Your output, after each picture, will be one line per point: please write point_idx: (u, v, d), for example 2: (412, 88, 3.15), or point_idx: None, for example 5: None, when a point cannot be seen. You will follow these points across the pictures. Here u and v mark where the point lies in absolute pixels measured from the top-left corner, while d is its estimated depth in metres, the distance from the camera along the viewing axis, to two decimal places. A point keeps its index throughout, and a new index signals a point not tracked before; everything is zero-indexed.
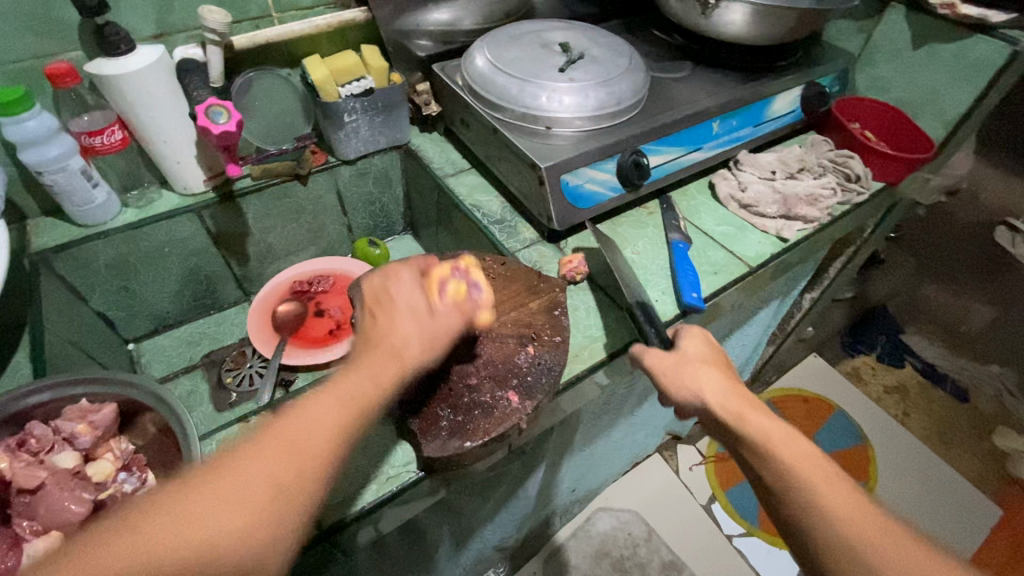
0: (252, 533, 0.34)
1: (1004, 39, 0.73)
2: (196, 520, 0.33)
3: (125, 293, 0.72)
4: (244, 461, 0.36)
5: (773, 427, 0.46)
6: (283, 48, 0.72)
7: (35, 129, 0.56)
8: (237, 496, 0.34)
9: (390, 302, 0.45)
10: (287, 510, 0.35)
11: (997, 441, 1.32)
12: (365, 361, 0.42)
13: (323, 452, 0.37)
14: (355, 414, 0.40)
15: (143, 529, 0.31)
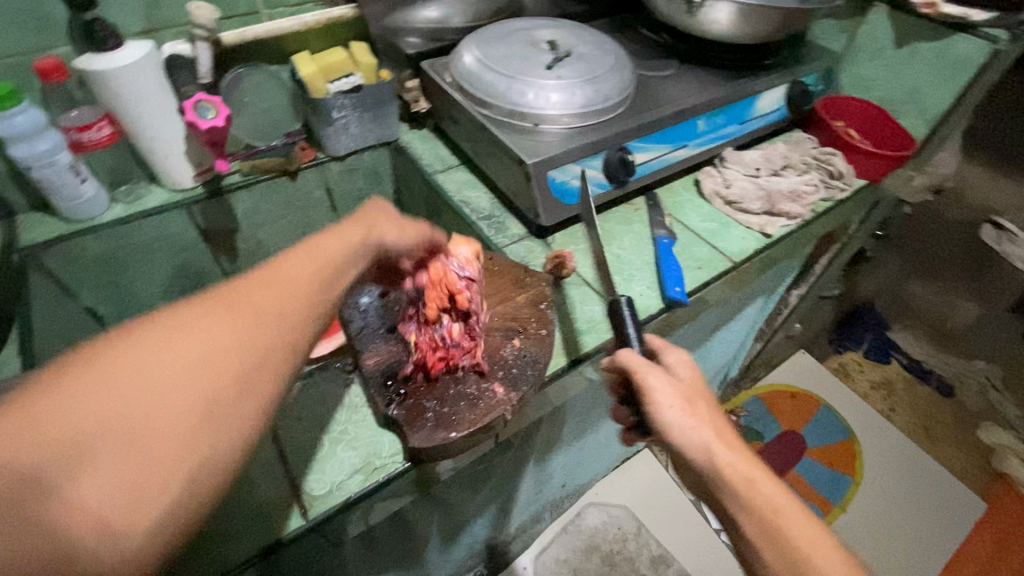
0: (241, 352, 0.32)
1: (986, 38, 0.74)
2: (180, 345, 0.30)
3: (114, 288, 0.72)
4: (220, 295, 0.34)
5: (780, 496, 0.42)
6: (273, 45, 0.73)
7: (23, 124, 0.57)
8: (219, 318, 0.32)
9: (365, 207, 0.50)
10: (273, 329, 0.34)
11: (982, 436, 1.35)
12: (334, 231, 0.44)
13: (303, 291, 0.37)
14: (328, 268, 0.40)
15: (121, 353, 0.28)
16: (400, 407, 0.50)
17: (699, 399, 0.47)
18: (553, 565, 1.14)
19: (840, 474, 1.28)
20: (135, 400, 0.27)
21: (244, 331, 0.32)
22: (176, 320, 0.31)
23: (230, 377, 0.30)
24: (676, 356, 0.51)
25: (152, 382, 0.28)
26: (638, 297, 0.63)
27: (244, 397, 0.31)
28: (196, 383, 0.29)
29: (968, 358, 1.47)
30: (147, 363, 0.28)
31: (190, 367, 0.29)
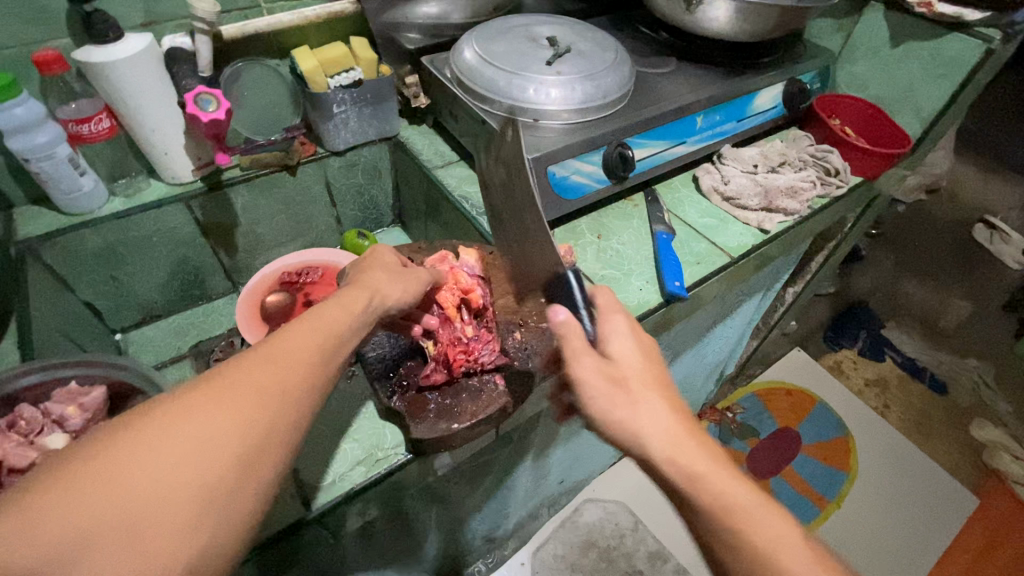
0: (239, 440, 0.33)
1: (979, 36, 0.75)
2: (173, 441, 0.31)
3: (113, 282, 0.71)
4: (224, 374, 0.35)
5: (734, 486, 0.39)
6: (273, 39, 0.73)
7: (22, 116, 0.56)
8: (221, 402, 0.33)
9: (368, 264, 0.50)
10: (275, 411, 0.35)
11: (975, 433, 1.36)
12: (340, 295, 0.44)
13: (306, 365, 0.38)
14: (332, 337, 0.40)
15: (117, 452, 0.30)
16: (401, 399, 0.51)
17: (647, 385, 0.43)
18: (551, 561, 1.14)
19: (835, 470, 1.28)
20: (134, 498, 0.29)
21: (244, 416, 0.33)
22: (179, 406, 0.32)
23: (227, 467, 0.32)
24: (619, 324, 0.46)
25: (151, 477, 0.30)
26: (637, 291, 0.64)
27: (240, 487, 0.32)
28: (192, 476, 0.31)
29: (961, 356, 1.49)
30: (146, 457, 0.30)
31: (187, 460, 0.31)
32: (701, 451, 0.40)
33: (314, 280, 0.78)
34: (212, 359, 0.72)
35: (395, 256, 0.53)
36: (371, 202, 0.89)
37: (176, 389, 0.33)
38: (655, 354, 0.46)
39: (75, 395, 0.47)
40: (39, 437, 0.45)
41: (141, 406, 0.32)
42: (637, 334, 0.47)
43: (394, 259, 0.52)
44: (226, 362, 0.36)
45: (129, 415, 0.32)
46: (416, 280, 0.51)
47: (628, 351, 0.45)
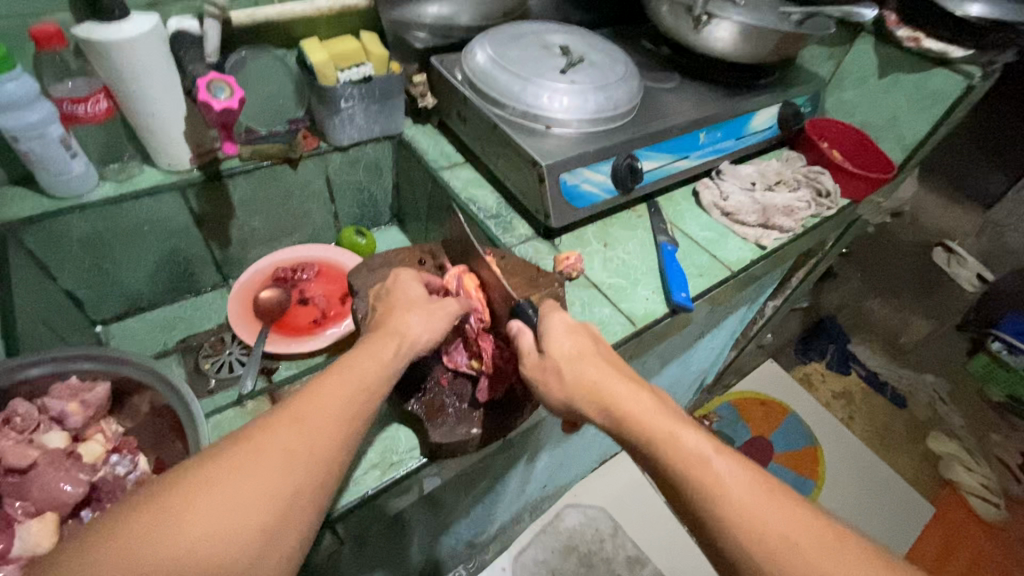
0: (267, 506, 0.34)
1: (962, 73, 0.80)
2: (199, 508, 0.33)
3: (97, 271, 0.68)
4: (255, 439, 0.36)
5: (633, 404, 0.44)
6: (280, 28, 0.71)
7: (15, 92, 0.53)
8: (252, 467, 0.35)
9: (394, 305, 0.50)
10: (304, 478, 0.36)
11: (930, 445, 1.42)
12: (369, 344, 0.45)
13: (335, 424, 0.39)
14: (360, 391, 0.41)
15: (149, 520, 0.32)
16: (421, 402, 0.53)
17: (578, 359, 0.47)
18: (532, 566, 1.15)
19: (803, 478, 1.33)
20: (170, 561, 0.31)
21: (271, 482, 0.35)
22: (215, 473, 0.34)
23: (255, 532, 0.34)
24: (557, 319, 0.50)
25: (183, 549, 0.32)
26: (644, 301, 0.65)
27: (270, 548, 0.34)
28: (221, 546, 0.33)
29: (919, 372, 1.56)
30: (184, 523, 0.32)
31: (220, 526, 0.33)
32: None
33: (309, 277, 0.75)
34: (202, 355, 0.69)
35: (416, 288, 0.52)
36: (370, 199, 0.87)
37: (214, 449, 0.36)
38: (592, 342, 0.49)
39: (77, 391, 0.50)
40: (36, 434, 0.49)
41: (180, 469, 0.35)
42: (572, 323, 0.50)
43: (419, 292, 0.52)
44: (257, 422, 0.38)
45: (170, 474, 0.35)
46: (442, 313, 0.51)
47: (560, 337, 0.48)
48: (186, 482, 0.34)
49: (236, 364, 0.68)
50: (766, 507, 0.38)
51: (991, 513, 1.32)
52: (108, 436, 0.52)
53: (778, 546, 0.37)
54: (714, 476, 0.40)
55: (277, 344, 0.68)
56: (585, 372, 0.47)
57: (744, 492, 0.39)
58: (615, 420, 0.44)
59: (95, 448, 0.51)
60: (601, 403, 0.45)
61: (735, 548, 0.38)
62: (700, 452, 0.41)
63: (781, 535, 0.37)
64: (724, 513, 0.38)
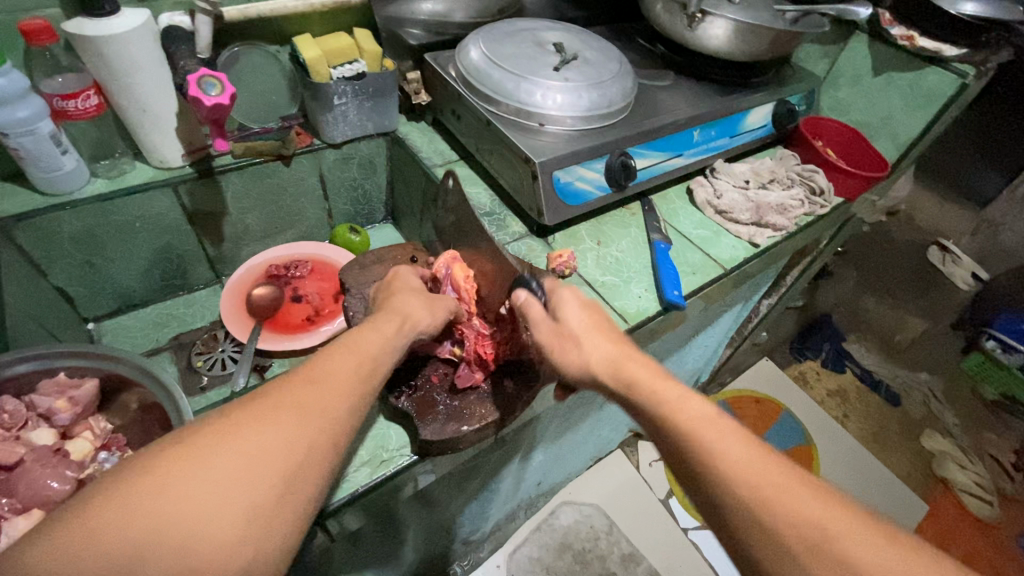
0: (282, 461, 0.33)
1: (954, 72, 0.80)
2: (212, 460, 0.32)
3: (88, 268, 0.68)
4: (266, 399, 0.36)
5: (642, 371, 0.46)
6: (272, 24, 0.71)
7: (4, 87, 0.52)
8: (265, 423, 0.34)
9: (396, 289, 0.51)
10: (317, 434, 0.35)
11: (925, 442, 1.43)
12: (374, 322, 0.45)
13: (346, 388, 0.38)
14: (368, 360, 0.41)
15: (158, 472, 0.31)
16: (410, 399, 0.53)
17: (590, 330, 0.49)
18: (526, 563, 1.15)
19: None
20: (182, 513, 0.30)
21: (285, 438, 0.34)
22: (227, 429, 0.33)
23: (270, 484, 0.32)
24: (567, 294, 0.52)
25: (196, 499, 0.30)
26: (637, 299, 0.65)
27: (283, 506, 0.33)
28: (236, 497, 0.31)
29: (915, 370, 1.56)
30: (195, 475, 0.31)
31: (235, 476, 0.32)
32: None
33: (302, 274, 0.75)
34: (194, 352, 0.69)
35: (418, 279, 0.54)
36: (364, 196, 0.87)
37: (224, 410, 0.35)
38: (602, 314, 0.51)
39: (65, 387, 0.50)
40: (23, 431, 0.49)
41: (189, 427, 0.33)
42: (584, 299, 0.52)
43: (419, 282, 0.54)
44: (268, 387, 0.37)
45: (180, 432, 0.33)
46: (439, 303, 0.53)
47: (572, 309, 0.50)
48: (196, 438, 0.33)
49: (228, 361, 0.67)
50: (763, 467, 0.38)
51: (985, 513, 1.31)
52: (96, 433, 0.52)
53: (774, 501, 0.36)
54: (712, 438, 0.39)
55: (269, 341, 0.68)
56: (599, 345, 0.48)
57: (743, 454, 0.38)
58: (626, 386, 0.45)
59: (84, 445, 0.51)
60: (613, 362, 0.47)
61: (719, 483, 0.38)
62: (706, 412, 0.41)
63: (764, 473, 0.38)
64: (722, 469, 0.38)
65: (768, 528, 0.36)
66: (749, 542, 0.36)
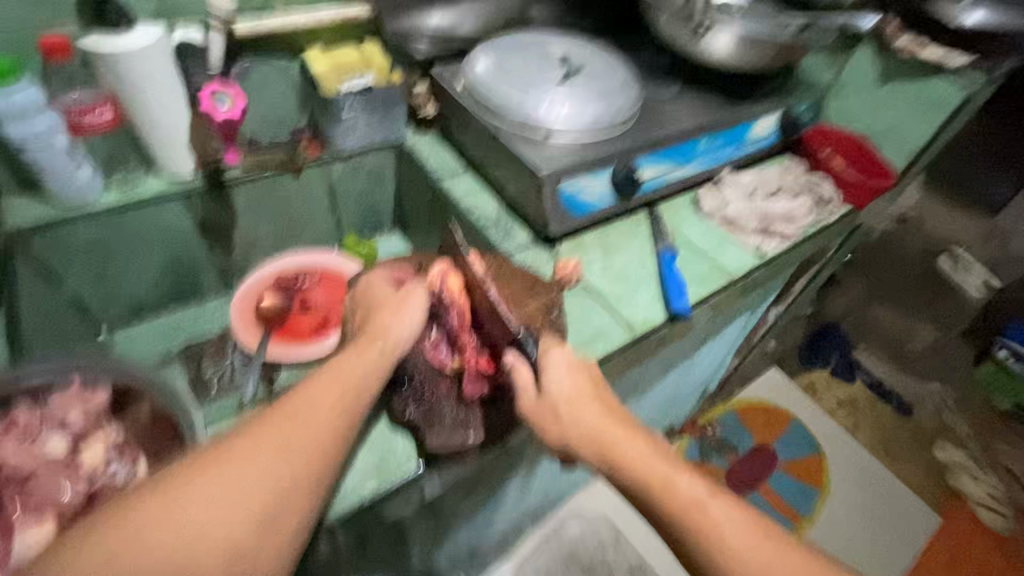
0: (264, 496, 0.38)
1: (962, 81, 0.82)
2: (199, 496, 0.36)
3: (101, 279, 0.69)
4: (251, 433, 0.40)
5: (631, 453, 0.48)
6: (283, 39, 0.72)
7: (21, 103, 0.54)
8: (250, 458, 0.39)
9: (378, 303, 0.53)
10: (297, 466, 0.40)
11: (938, 453, 1.41)
12: (355, 348, 0.48)
13: (327, 419, 0.42)
14: (350, 390, 0.45)
15: (147, 509, 0.35)
16: (417, 409, 0.54)
17: (575, 401, 0.51)
18: (533, 574, 1.14)
19: (808, 487, 1.33)
20: (175, 544, 0.35)
21: (267, 471, 0.39)
22: (215, 465, 0.38)
23: (253, 517, 0.37)
24: (557, 356, 0.53)
25: (185, 536, 0.35)
26: (643, 308, 0.65)
27: (270, 528, 0.38)
28: (222, 530, 0.36)
29: (924, 380, 1.55)
30: (186, 509, 0.36)
31: (220, 513, 0.36)
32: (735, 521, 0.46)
33: (310, 284, 0.76)
34: (204, 362, 0.70)
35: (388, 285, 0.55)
36: (372, 207, 0.88)
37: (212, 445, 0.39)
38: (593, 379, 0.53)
39: (78, 397, 0.51)
40: (40, 435, 0.49)
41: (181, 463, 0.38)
42: (575, 363, 0.53)
43: (393, 289, 0.55)
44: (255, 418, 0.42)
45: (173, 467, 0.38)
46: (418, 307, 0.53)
47: (561, 376, 0.52)
48: (187, 475, 0.37)
49: (238, 372, 0.68)
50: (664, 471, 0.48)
51: (998, 524, 1.33)
52: (108, 441, 0.50)
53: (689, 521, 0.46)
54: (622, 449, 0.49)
55: (278, 351, 0.68)
56: (586, 421, 0.50)
57: (734, 530, 0.45)
58: (616, 467, 0.48)
59: (97, 452, 0.50)
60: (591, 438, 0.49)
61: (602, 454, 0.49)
62: (695, 496, 0.46)
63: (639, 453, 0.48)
64: (637, 476, 0.48)
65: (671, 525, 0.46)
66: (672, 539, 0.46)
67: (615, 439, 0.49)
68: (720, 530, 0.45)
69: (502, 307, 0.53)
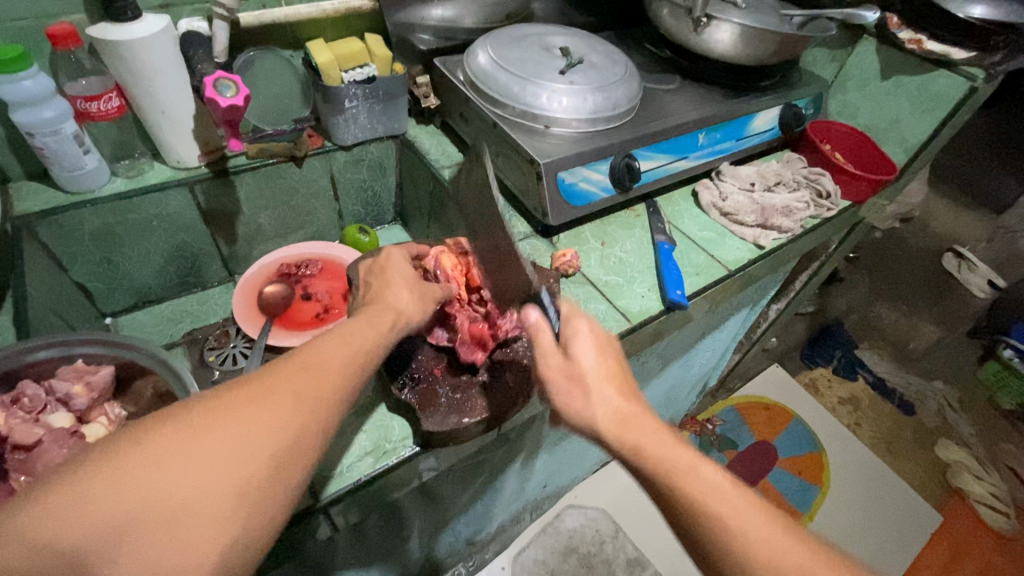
0: (275, 441, 0.35)
1: (963, 74, 0.80)
2: (205, 434, 0.33)
3: (107, 265, 0.70)
4: (262, 380, 0.37)
5: (651, 437, 0.44)
6: (287, 30, 0.73)
7: (31, 90, 0.55)
8: (258, 404, 0.35)
9: (387, 281, 0.53)
10: (310, 417, 0.37)
11: (939, 452, 1.38)
12: (368, 316, 0.47)
13: (339, 376, 0.40)
14: (363, 351, 0.43)
15: (145, 444, 0.31)
16: (413, 392, 0.54)
17: (601, 377, 0.48)
18: (531, 566, 1.15)
19: (808, 483, 1.31)
20: (173, 489, 0.31)
21: (277, 419, 0.35)
22: (220, 409, 0.34)
23: (262, 463, 0.34)
24: (584, 326, 0.51)
25: (187, 475, 0.31)
26: (640, 298, 0.66)
27: (278, 478, 0.34)
28: (227, 472, 0.32)
29: (927, 379, 1.52)
30: (186, 453, 0.32)
31: (227, 454, 0.33)
32: (765, 520, 0.40)
33: (313, 273, 0.77)
34: (206, 348, 0.71)
35: (406, 265, 0.56)
36: (374, 198, 0.89)
37: (218, 389, 0.36)
38: (615, 361, 0.50)
39: (82, 374, 0.52)
40: (42, 414, 0.50)
41: (181, 405, 0.34)
42: (599, 338, 0.51)
43: (411, 271, 0.55)
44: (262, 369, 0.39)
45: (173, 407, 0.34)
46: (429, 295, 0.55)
47: (587, 351, 0.49)
48: (189, 417, 0.33)
49: (239, 357, 0.69)
50: (684, 456, 0.43)
51: (1000, 524, 1.27)
52: (110, 418, 0.53)
53: (711, 510, 0.40)
54: (636, 432, 0.45)
55: (280, 338, 0.69)
56: (609, 400, 0.47)
57: (760, 528, 0.40)
58: (634, 450, 0.44)
59: (98, 430, 0.53)
60: (619, 421, 0.46)
61: (616, 438, 0.45)
62: (717, 487, 0.42)
63: (658, 438, 0.44)
64: (651, 460, 0.43)
65: (689, 513, 0.41)
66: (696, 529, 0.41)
67: (630, 418, 0.46)
68: (744, 529, 0.40)
69: (524, 265, 0.49)
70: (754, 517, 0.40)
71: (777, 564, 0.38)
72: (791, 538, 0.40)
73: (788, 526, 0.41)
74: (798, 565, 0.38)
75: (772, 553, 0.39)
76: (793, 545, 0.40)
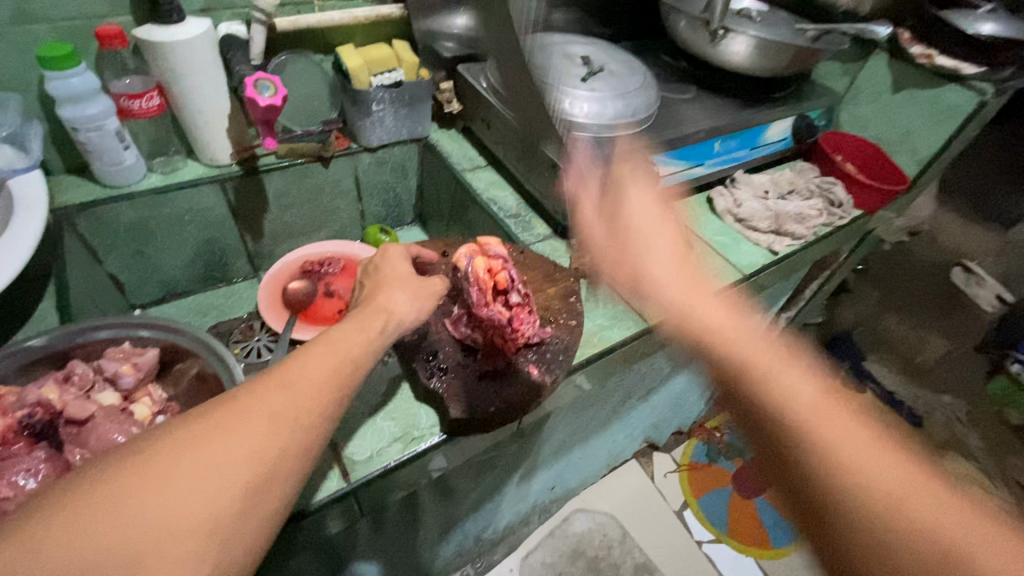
0: (248, 468, 0.32)
1: (973, 89, 0.82)
2: (172, 465, 0.30)
3: (139, 257, 0.72)
4: (237, 401, 0.34)
5: (749, 354, 0.54)
6: (319, 35, 0.76)
7: (78, 87, 0.58)
8: (232, 430, 0.33)
9: (383, 282, 0.50)
10: (288, 437, 0.34)
11: (948, 465, 1.38)
12: (358, 318, 0.44)
13: (321, 389, 0.37)
14: (348, 360, 0.40)
15: (110, 482, 0.29)
16: (442, 381, 0.55)
17: (689, 304, 0.60)
18: (538, 568, 1.16)
19: None
20: (137, 529, 0.28)
21: (253, 443, 0.33)
22: (192, 437, 0.32)
23: (235, 491, 0.31)
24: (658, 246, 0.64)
25: (153, 511, 0.29)
26: (657, 299, 0.67)
27: (254, 506, 0.32)
28: (198, 504, 0.30)
29: None
30: (154, 487, 0.29)
31: (197, 486, 0.30)
32: (849, 430, 0.47)
33: (334, 271, 0.78)
34: (232, 340, 0.73)
35: (402, 265, 0.53)
36: (395, 199, 0.92)
37: (189, 416, 0.33)
38: (699, 278, 0.63)
39: (130, 355, 0.54)
40: (92, 392, 0.52)
41: (148, 438, 0.32)
42: (688, 266, 0.64)
43: (406, 270, 0.53)
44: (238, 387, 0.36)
45: (142, 440, 0.32)
46: (425, 293, 0.51)
47: (674, 271, 0.63)
48: (155, 451, 0.31)
49: (264, 350, 0.71)
50: (793, 381, 0.52)
51: None
52: (153, 400, 0.54)
53: (806, 424, 0.48)
54: (746, 361, 0.54)
55: (304, 332, 0.71)
56: (734, 335, 0.57)
57: (849, 438, 0.46)
58: (738, 372, 0.54)
59: (144, 410, 0.54)
60: (740, 356, 0.55)
61: (735, 364, 0.55)
62: (796, 395, 0.50)
63: (778, 368, 0.53)
64: (759, 385, 0.52)
65: (798, 438, 0.48)
66: (798, 449, 0.47)
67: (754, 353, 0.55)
68: (848, 447, 0.46)
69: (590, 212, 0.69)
70: (848, 437, 0.46)
71: (865, 468, 0.45)
72: (886, 451, 0.46)
73: (883, 439, 0.47)
74: (878, 464, 0.45)
75: (854, 459, 0.45)
76: (882, 449, 0.46)
